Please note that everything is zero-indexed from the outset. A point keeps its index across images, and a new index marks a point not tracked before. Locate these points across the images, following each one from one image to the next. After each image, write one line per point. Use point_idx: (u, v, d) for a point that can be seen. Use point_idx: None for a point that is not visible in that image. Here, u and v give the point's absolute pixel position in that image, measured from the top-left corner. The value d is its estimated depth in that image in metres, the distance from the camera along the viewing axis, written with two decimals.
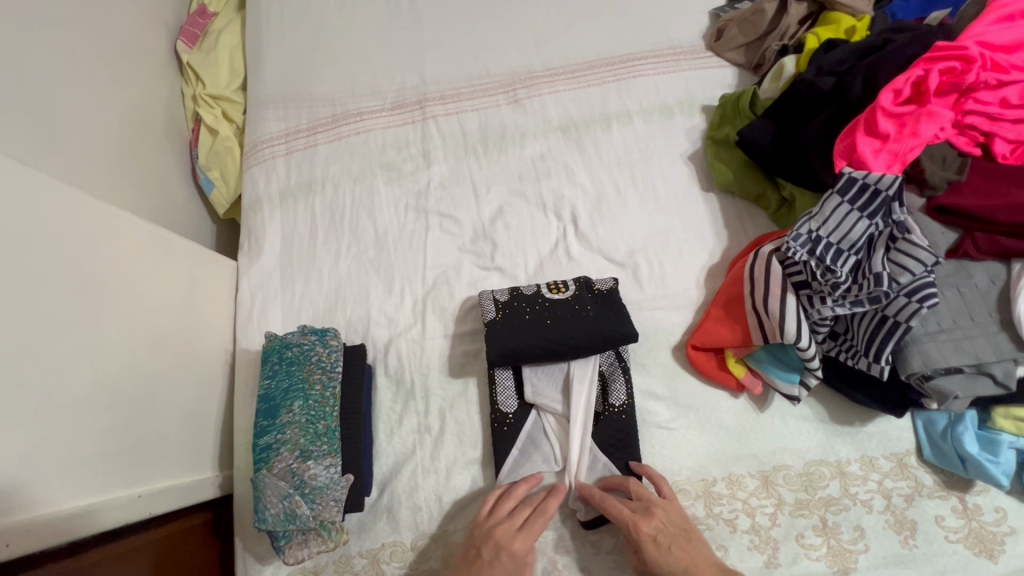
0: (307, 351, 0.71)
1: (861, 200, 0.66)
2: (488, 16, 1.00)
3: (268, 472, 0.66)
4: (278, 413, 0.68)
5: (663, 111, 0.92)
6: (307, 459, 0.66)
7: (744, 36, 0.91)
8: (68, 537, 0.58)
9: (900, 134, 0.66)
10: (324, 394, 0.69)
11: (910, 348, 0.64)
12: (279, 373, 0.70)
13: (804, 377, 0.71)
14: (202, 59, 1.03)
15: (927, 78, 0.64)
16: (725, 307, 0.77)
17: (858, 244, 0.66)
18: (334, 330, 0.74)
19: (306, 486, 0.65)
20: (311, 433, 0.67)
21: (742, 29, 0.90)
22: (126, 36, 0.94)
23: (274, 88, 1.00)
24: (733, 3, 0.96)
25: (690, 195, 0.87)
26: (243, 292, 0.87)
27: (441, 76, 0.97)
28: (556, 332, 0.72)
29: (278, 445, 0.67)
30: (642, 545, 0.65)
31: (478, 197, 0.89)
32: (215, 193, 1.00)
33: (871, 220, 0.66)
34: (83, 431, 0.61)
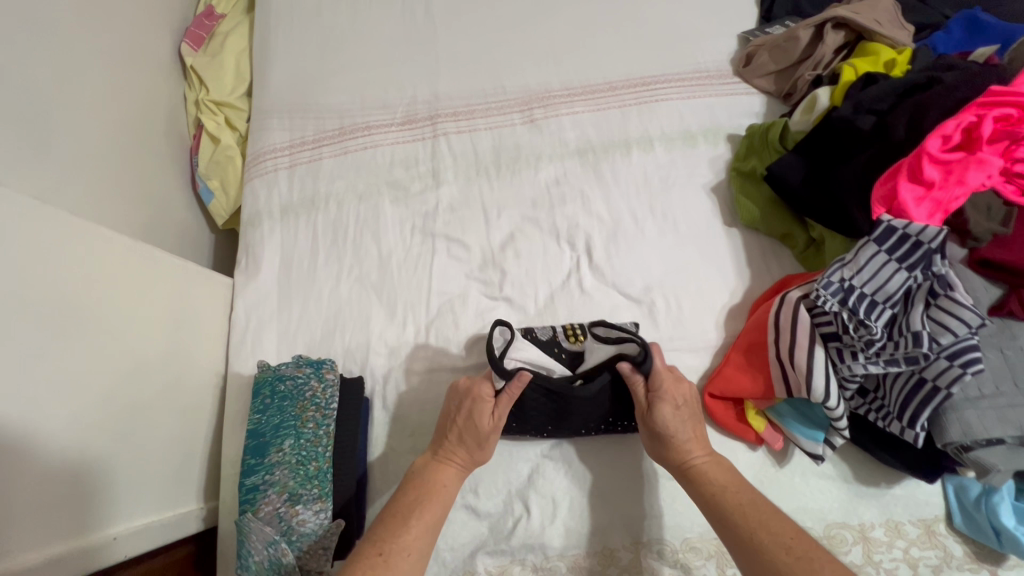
0: (301, 385, 0.67)
1: (901, 250, 0.61)
2: (506, 30, 0.96)
3: (253, 515, 0.62)
4: (267, 452, 0.64)
5: (686, 139, 0.87)
6: (295, 504, 0.62)
7: (775, 63, 0.86)
8: None
9: (945, 182, 0.61)
10: (316, 433, 0.65)
11: (948, 415, 0.59)
12: (270, 407, 0.66)
13: (828, 436, 0.67)
14: (206, 62, 0.99)
15: (980, 124, 0.60)
16: (746, 353, 0.72)
17: (895, 297, 0.62)
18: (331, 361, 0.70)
19: (293, 532, 0.61)
20: (301, 475, 0.63)
21: (773, 56, 0.86)
22: (127, 36, 0.89)
23: (280, 97, 0.96)
24: (764, 28, 0.91)
25: (711, 229, 0.83)
26: (238, 312, 0.83)
27: (455, 92, 0.93)
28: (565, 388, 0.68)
29: (265, 486, 0.63)
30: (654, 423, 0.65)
31: (488, 221, 0.85)
32: (214, 203, 0.96)
33: (910, 272, 0.61)
34: (49, 469, 0.56)
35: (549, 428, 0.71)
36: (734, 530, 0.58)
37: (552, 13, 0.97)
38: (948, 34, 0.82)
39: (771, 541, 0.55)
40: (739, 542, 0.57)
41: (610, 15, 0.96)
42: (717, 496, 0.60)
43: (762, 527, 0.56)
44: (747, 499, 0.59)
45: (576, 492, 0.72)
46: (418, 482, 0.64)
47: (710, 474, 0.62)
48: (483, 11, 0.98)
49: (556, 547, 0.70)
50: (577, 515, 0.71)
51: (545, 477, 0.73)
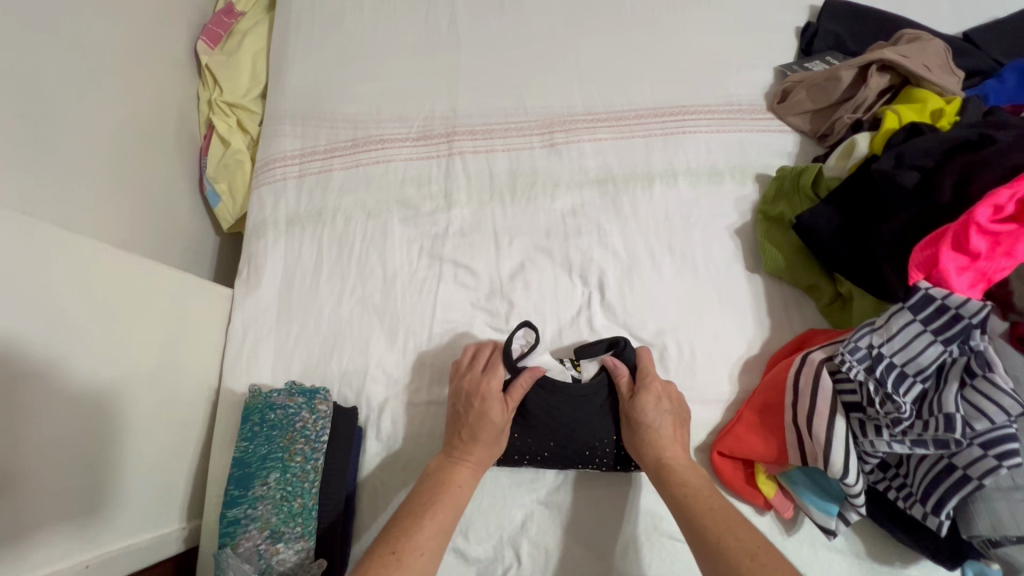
0: (292, 416, 0.64)
1: (937, 322, 0.57)
2: (531, 48, 0.93)
3: (232, 550, 0.59)
4: (251, 484, 0.62)
5: (712, 175, 0.83)
6: (277, 541, 0.59)
7: (813, 102, 0.82)
8: None
9: (992, 253, 0.57)
10: (304, 467, 0.62)
11: (976, 504, 0.55)
12: (259, 436, 0.64)
13: (843, 510, 0.63)
14: (222, 62, 0.97)
15: None
16: (760, 412, 0.68)
17: (927, 372, 0.58)
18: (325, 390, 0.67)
19: (272, 571, 0.59)
20: (285, 511, 0.60)
21: (811, 94, 0.81)
22: (142, 33, 0.87)
23: (295, 103, 0.93)
24: (803, 62, 0.87)
25: (732, 274, 0.79)
26: (236, 325, 0.81)
27: (474, 109, 0.90)
28: (566, 421, 0.67)
29: (247, 521, 0.60)
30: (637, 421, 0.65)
31: (499, 248, 0.82)
32: (221, 207, 0.94)
33: (945, 346, 0.57)
34: (20, 500, 0.53)
35: (546, 455, 0.67)
36: (701, 534, 0.55)
37: (580, 33, 0.93)
38: (1001, 81, 0.77)
39: (738, 546, 0.52)
40: (704, 546, 0.54)
41: (641, 40, 0.92)
42: (688, 496, 0.59)
43: (731, 531, 0.54)
44: (719, 504, 0.58)
45: (569, 545, 0.69)
46: (430, 482, 0.62)
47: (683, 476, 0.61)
48: (508, 27, 0.94)
49: None
50: (569, 569, 0.68)
51: (538, 526, 0.69)
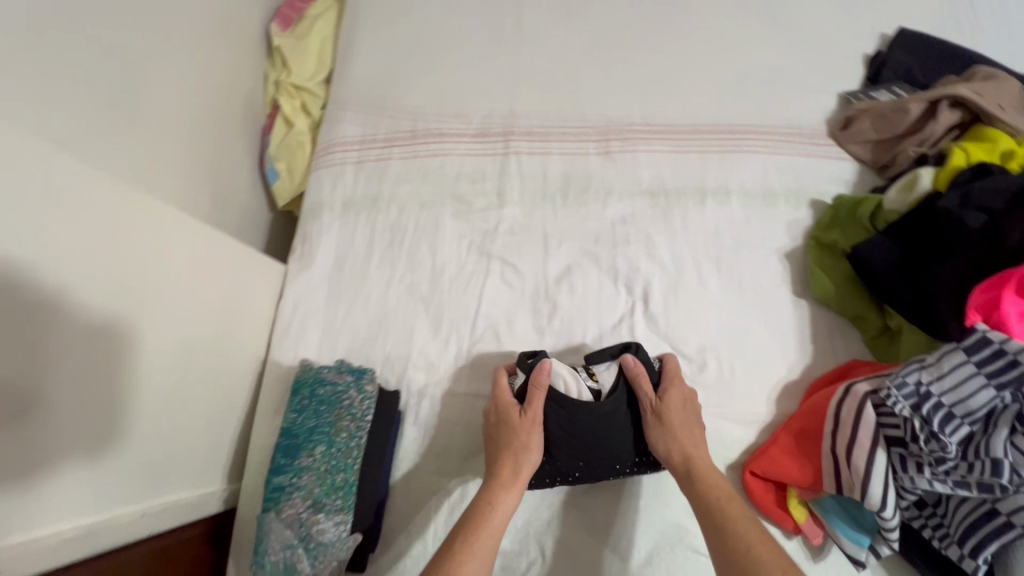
0: (340, 393, 0.67)
1: (992, 366, 0.56)
2: (594, 55, 0.93)
3: (276, 515, 0.62)
4: (297, 454, 0.64)
5: (766, 197, 0.83)
6: (318, 512, 0.62)
7: (877, 132, 0.81)
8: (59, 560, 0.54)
9: None
10: (348, 444, 0.65)
11: (1016, 552, 0.55)
12: (307, 409, 0.66)
13: (875, 542, 0.63)
14: (291, 45, 1.00)
15: None
16: (797, 437, 0.69)
17: (977, 416, 0.57)
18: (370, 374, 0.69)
19: (311, 540, 0.61)
20: (328, 484, 0.63)
21: (876, 124, 0.81)
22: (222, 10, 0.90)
23: (358, 90, 0.96)
24: (869, 91, 0.86)
25: (778, 298, 0.79)
26: (286, 301, 0.84)
27: (533, 111, 0.91)
28: (586, 436, 0.67)
29: (291, 489, 0.63)
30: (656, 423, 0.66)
31: (547, 250, 0.83)
32: (278, 185, 0.97)
33: (998, 391, 0.56)
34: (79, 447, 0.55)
35: (577, 474, 0.67)
36: (732, 545, 0.56)
37: (644, 45, 0.93)
38: None
39: (771, 559, 0.53)
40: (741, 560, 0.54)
41: (704, 55, 0.92)
42: (723, 501, 0.59)
43: (769, 548, 0.54)
44: (747, 517, 0.58)
45: (594, 548, 0.70)
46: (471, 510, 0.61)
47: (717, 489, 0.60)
48: (574, 32, 0.95)
49: None
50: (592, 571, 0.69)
51: (564, 526, 0.71)
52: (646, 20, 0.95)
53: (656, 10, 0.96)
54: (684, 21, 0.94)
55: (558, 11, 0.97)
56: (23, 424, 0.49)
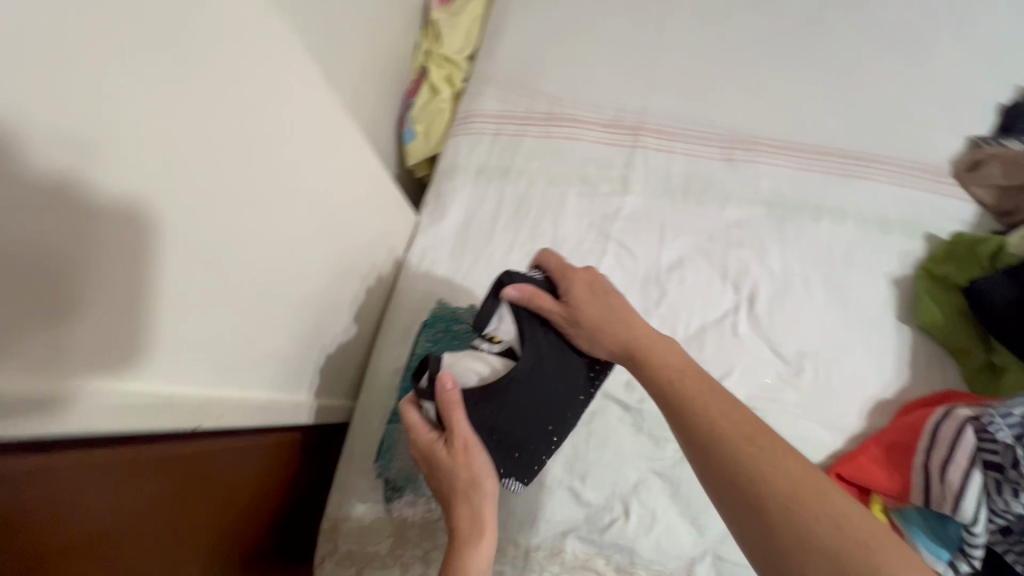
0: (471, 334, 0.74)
1: None
2: (729, 68, 0.99)
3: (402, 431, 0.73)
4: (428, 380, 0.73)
5: (881, 224, 0.87)
6: None
7: (1006, 178, 0.83)
8: (238, 420, 0.60)
9: None
10: None
11: None
12: (441, 342, 0.73)
13: (955, 560, 0.66)
14: (446, 20, 1.09)
15: None
16: (887, 450, 0.72)
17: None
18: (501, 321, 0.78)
19: None
20: None
21: (1007, 170, 0.83)
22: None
23: (502, 69, 1.03)
24: (999, 138, 0.88)
25: (880, 319, 0.82)
26: (416, 248, 0.92)
27: (664, 111, 0.97)
28: (540, 408, 0.59)
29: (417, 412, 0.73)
30: (574, 325, 0.61)
31: (662, 240, 0.89)
32: (413, 144, 1.05)
33: None
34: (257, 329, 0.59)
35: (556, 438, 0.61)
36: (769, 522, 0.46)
37: (780, 65, 0.98)
38: None
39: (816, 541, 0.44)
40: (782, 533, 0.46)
41: (836, 83, 0.96)
42: (748, 460, 0.49)
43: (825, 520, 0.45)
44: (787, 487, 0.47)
45: (675, 517, 0.75)
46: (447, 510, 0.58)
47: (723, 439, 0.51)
48: (712, 44, 1.01)
49: (644, 558, 0.73)
50: (673, 538, 0.74)
51: (650, 491, 0.76)
52: (784, 41, 1.00)
53: (795, 33, 1.00)
54: (821, 47, 0.99)
55: (699, 23, 1.03)
56: (55, 323, 0.36)
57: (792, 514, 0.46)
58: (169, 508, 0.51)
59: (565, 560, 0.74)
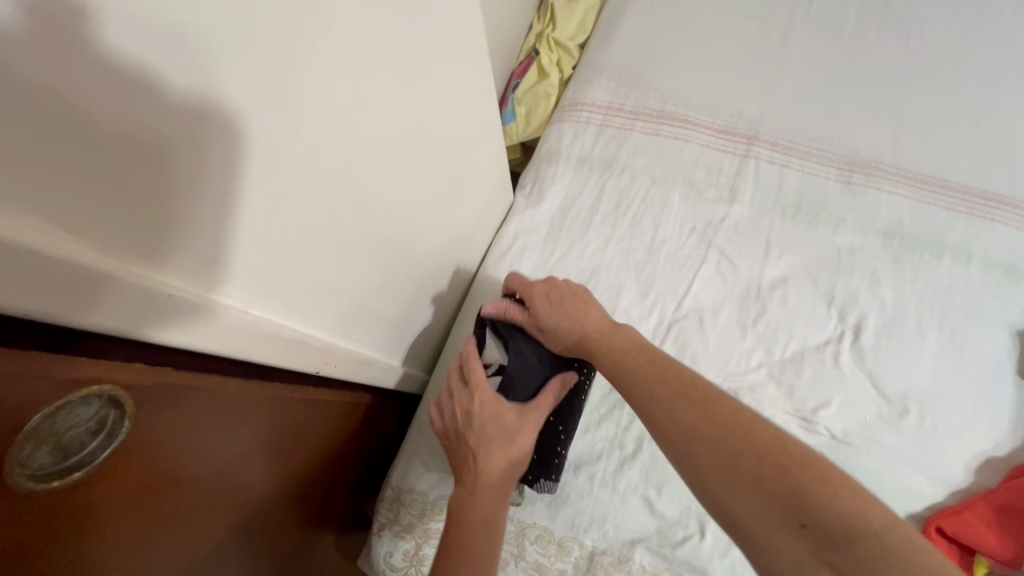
0: None
1: None
2: (857, 89, 0.94)
3: None
4: None
5: (1009, 271, 0.81)
6: None
7: None
8: (348, 371, 0.59)
9: None
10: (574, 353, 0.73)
11: None
12: None
13: None
14: (563, 5, 1.07)
15: None
16: (998, 511, 0.67)
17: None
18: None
19: None
20: None
21: None
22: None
23: (615, 61, 1.01)
24: None
25: (999, 372, 0.76)
26: (509, 228, 0.90)
27: (781, 124, 0.93)
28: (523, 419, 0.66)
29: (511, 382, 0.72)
30: (560, 333, 0.63)
31: (767, 256, 0.85)
32: (513, 126, 1.03)
33: None
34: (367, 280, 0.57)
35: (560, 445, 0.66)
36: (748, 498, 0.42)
37: (912, 91, 0.93)
38: None
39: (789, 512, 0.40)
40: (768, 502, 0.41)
41: (973, 117, 0.90)
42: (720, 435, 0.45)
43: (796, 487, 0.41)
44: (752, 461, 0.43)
45: None
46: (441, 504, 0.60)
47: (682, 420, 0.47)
48: (840, 62, 0.97)
49: None
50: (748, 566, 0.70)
51: None
52: (918, 68, 0.95)
53: (932, 61, 0.95)
54: (959, 79, 0.93)
55: (828, 39, 0.98)
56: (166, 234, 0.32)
57: (749, 476, 0.42)
58: (238, 450, 0.48)
59: (632, 570, 0.71)
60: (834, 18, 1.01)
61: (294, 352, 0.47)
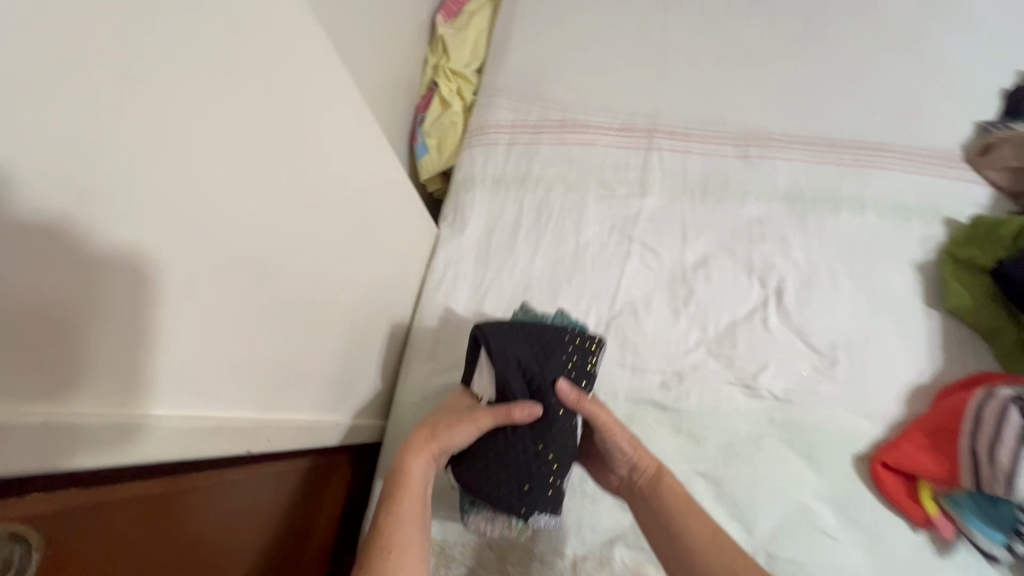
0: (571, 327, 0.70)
1: None
2: (737, 68, 1.00)
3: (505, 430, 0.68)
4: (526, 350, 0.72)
5: (900, 212, 0.88)
6: None
7: (1018, 159, 0.84)
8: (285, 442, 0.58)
9: None
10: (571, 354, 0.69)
11: None
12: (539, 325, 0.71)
13: (1009, 540, 0.66)
14: (453, 34, 1.10)
15: None
16: (931, 435, 0.72)
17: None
18: (592, 334, 0.66)
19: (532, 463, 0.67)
20: None
21: (1018, 151, 0.84)
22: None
23: (513, 80, 1.04)
24: (1006, 122, 0.90)
25: (909, 307, 0.82)
26: (439, 260, 0.91)
27: (676, 113, 0.98)
28: (510, 446, 0.62)
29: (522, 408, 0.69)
30: (619, 457, 0.66)
31: (685, 240, 0.89)
32: (426, 158, 1.05)
33: None
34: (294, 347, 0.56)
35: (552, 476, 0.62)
36: None
37: (785, 61, 1.00)
38: None
39: None
40: None
41: (842, 76, 0.98)
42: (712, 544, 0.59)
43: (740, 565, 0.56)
44: None
45: (723, 517, 0.74)
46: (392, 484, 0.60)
47: (688, 524, 0.61)
48: (717, 45, 1.03)
49: None
50: None
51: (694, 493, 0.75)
52: (786, 38, 1.02)
53: (796, 30, 1.02)
54: (825, 43, 1.01)
55: (704, 26, 1.05)
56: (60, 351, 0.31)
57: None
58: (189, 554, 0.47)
59: (614, 569, 0.72)
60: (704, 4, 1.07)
61: (211, 440, 0.46)
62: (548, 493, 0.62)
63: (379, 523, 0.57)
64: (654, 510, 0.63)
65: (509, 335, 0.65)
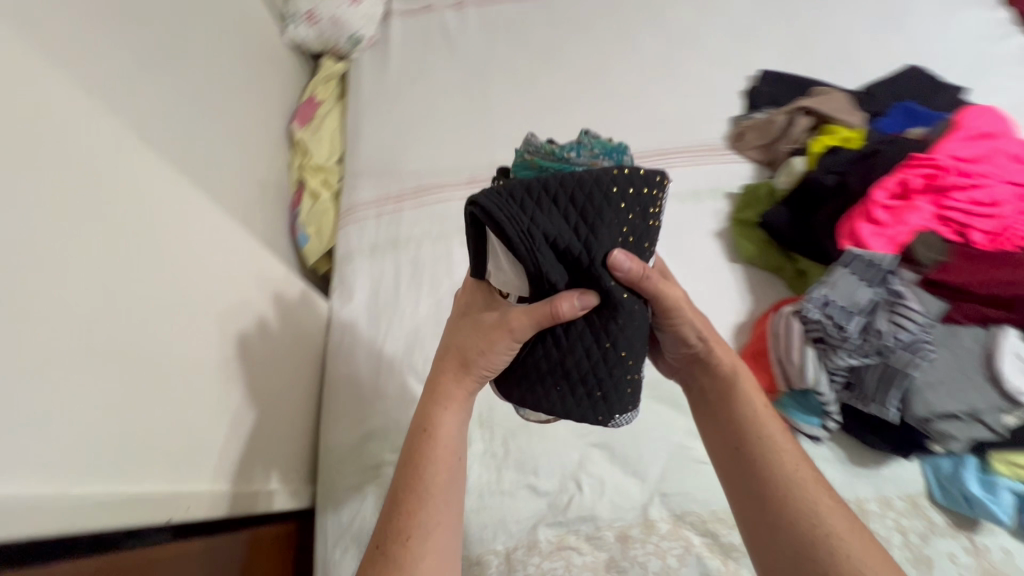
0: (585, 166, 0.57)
1: (867, 272, 0.82)
2: (547, 116, 1.23)
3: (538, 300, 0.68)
4: None
5: (694, 196, 1.11)
6: None
7: (762, 139, 1.11)
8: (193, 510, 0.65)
9: (894, 223, 0.84)
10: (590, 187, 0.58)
11: (914, 395, 0.77)
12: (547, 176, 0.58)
13: (823, 421, 0.84)
14: (311, 136, 1.27)
15: (910, 180, 0.83)
16: (754, 358, 0.90)
17: (866, 309, 0.81)
18: (649, 175, 0.56)
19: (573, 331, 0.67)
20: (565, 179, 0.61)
21: (758, 133, 1.12)
22: (255, 112, 1.14)
23: (368, 163, 1.21)
24: (749, 114, 1.18)
25: (719, 265, 1.03)
26: (336, 328, 1.02)
27: (509, 160, 1.18)
28: (572, 354, 0.62)
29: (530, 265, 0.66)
30: (685, 344, 0.71)
31: None
32: (310, 244, 1.17)
33: (874, 289, 0.81)
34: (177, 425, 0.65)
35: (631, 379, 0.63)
36: (776, 500, 0.63)
37: (583, 103, 1.24)
38: (892, 118, 1.05)
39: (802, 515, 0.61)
40: (778, 506, 0.62)
41: (627, 106, 1.23)
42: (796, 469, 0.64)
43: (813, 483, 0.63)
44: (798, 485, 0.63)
45: (620, 474, 0.87)
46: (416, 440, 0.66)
47: (780, 436, 0.67)
48: (525, 98, 1.26)
49: (605, 519, 0.83)
50: (624, 495, 0.85)
51: (593, 462, 0.87)
52: (581, 78, 1.27)
53: (587, 76, 1.27)
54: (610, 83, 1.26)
55: (514, 90, 1.27)
56: None
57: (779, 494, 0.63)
58: None
59: (542, 549, 0.82)
60: (512, 66, 1.30)
61: (125, 509, 0.55)
62: (628, 390, 0.64)
63: (404, 486, 0.63)
64: (733, 413, 0.70)
65: (534, 206, 0.54)
